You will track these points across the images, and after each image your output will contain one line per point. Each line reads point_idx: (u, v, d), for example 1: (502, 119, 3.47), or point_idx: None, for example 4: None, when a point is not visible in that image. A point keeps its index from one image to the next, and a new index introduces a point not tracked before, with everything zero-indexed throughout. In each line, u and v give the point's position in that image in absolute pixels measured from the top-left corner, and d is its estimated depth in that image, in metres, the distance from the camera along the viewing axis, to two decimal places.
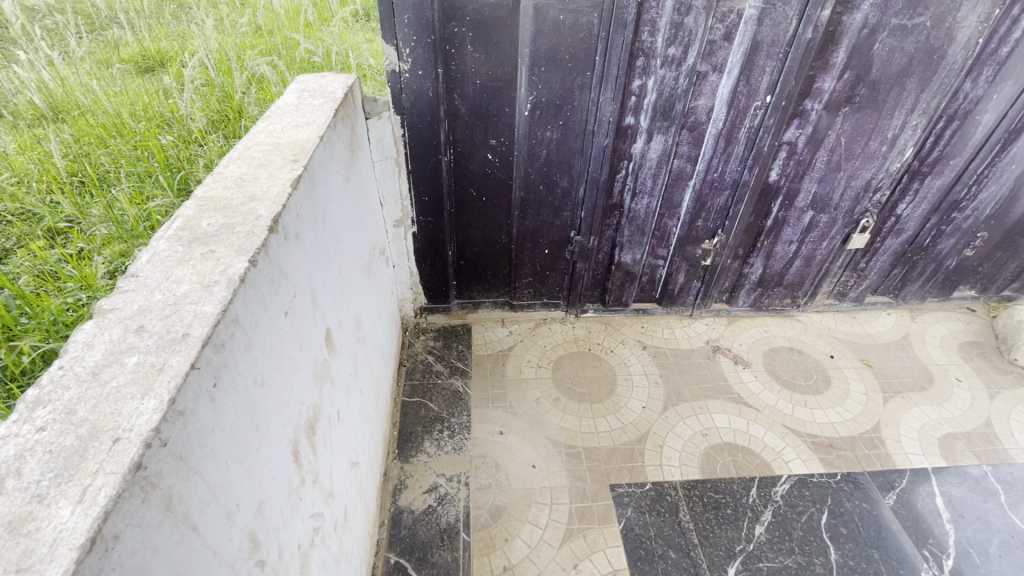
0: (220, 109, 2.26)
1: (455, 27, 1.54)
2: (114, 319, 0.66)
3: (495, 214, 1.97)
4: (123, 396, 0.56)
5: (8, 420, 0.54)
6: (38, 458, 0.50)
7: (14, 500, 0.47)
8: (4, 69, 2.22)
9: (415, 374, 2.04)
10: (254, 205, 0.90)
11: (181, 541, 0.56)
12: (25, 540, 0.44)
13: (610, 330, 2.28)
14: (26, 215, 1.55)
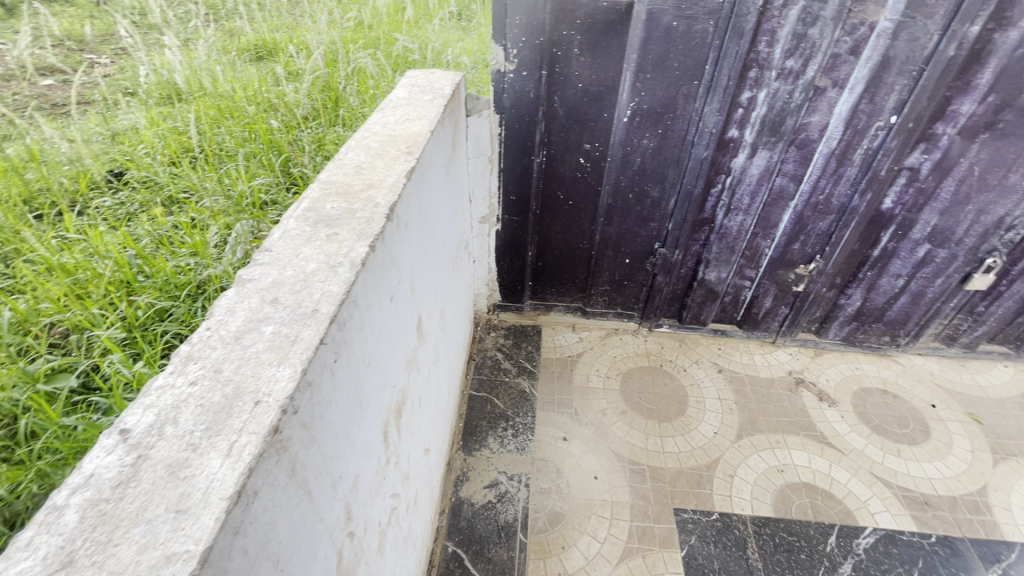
0: (324, 99, 2.41)
1: (564, 30, 1.55)
2: (252, 289, 0.71)
3: (580, 219, 1.95)
4: (262, 362, 0.60)
5: (165, 370, 0.60)
6: (191, 409, 0.55)
7: (173, 446, 0.52)
8: (144, 51, 2.48)
9: (483, 370, 2.07)
10: (373, 192, 0.95)
11: (298, 504, 0.59)
12: (183, 483, 0.48)
13: (685, 348, 2.20)
14: (152, 184, 1.73)
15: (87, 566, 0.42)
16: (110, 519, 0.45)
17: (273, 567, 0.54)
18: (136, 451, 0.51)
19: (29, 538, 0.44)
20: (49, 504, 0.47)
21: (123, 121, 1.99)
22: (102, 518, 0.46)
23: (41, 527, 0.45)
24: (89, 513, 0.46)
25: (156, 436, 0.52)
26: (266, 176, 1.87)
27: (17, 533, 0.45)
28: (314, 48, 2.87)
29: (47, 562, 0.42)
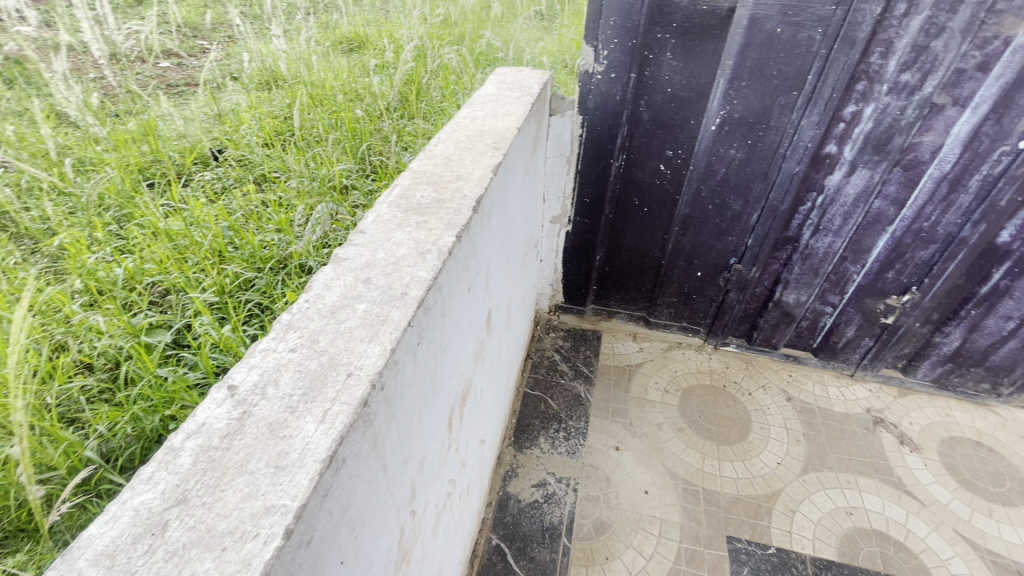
0: (407, 91, 2.50)
1: (659, 33, 1.52)
2: (347, 268, 0.75)
3: (653, 227, 1.91)
4: (355, 337, 0.63)
5: (268, 335, 0.64)
6: (290, 374, 0.59)
7: (274, 406, 0.55)
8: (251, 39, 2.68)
9: (540, 369, 2.07)
10: (461, 185, 0.97)
11: (375, 477, 0.62)
12: (281, 442, 0.52)
13: (752, 371, 2.09)
14: (250, 163, 1.86)
15: (199, 506, 0.46)
16: (218, 466, 0.49)
17: (350, 533, 0.57)
18: (242, 406, 0.55)
19: (151, 472, 0.49)
20: (167, 444, 0.52)
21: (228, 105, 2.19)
22: (211, 464, 0.50)
23: (160, 464, 0.50)
24: (201, 458, 0.50)
25: (259, 395, 0.57)
26: (349, 162, 1.96)
27: (140, 466, 0.50)
28: (404, 41, 2.98)
29: (166, 497, 0.47)
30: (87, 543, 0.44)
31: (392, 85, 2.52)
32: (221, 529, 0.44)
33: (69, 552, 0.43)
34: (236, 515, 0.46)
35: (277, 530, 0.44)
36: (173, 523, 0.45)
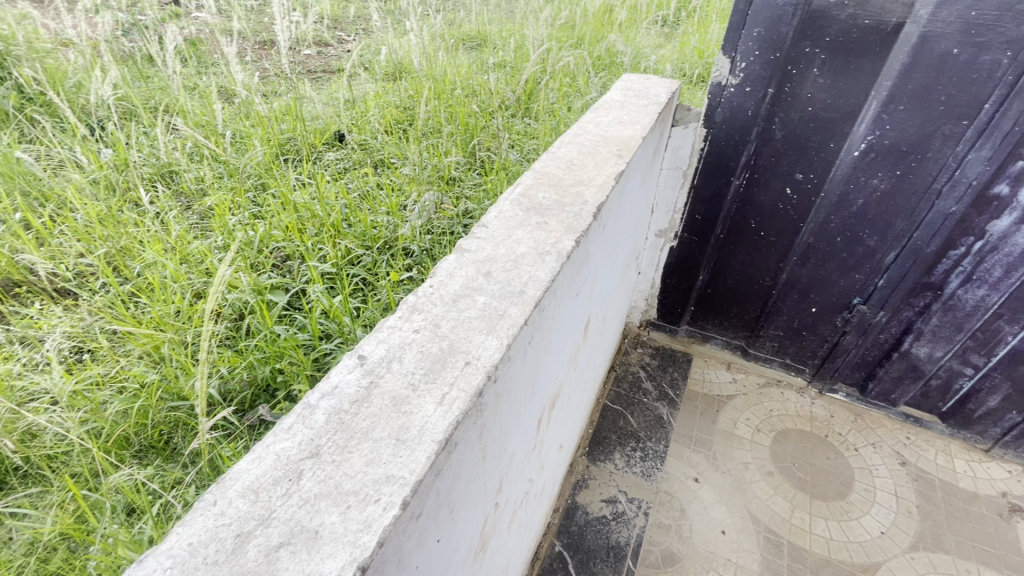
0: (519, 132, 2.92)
1: (807, 47, 1.42)
2: (470, 259, 0.78)
3: (768, 253, 1.78)
4: (474, 328, 0.65)
5: (396, 313, 0.68)
6: (413, 353, 0.62)
7: (398, 380, 0.59)
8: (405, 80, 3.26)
9: (623, 383, 2.02)
10: (582, 189, 0.97)
11: (476, 465, 0.64)
12: (403, 417, 0.55)
13: (861, 425, 1.89)
14: (400, 167, 2.53)
15: (329, 462, 0.50)
16: (348, 428, 0.53)
17: (448, 515, 0.59)
18: (370, 377, 0.59)
19: (290, 424, 0.54)
20: (305, 399, 0.57)
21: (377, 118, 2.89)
22: (341, 425, 0.54)
23: (299, 417, 0.55)
24: (332, 418, 0.55)
25: (385, 368, 0.60)
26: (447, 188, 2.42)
27: (280, 416, 0.55)
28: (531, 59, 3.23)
29: (302, 448, 0.52)
30: (236, 476, 0.50)
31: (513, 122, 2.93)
32: (347, 488, 0.48)
33: (222, 481, 0.49)
34: (360, 477, 0.49)
35: (396, 499, 0.47)
36: (307, 473, 0.49)
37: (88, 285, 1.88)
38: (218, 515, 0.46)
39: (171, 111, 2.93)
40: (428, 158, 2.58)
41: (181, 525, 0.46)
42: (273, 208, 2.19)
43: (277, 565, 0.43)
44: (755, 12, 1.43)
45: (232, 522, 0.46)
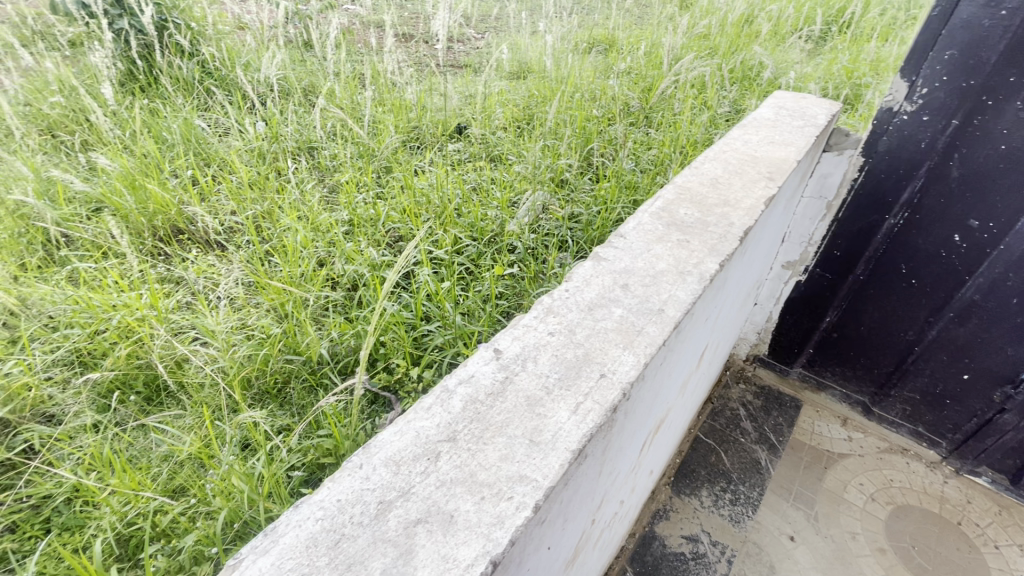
0: (629, 152, 3.23)
1: (1011, 76, 1.48)
2: (609, 270, 0.93)
3: (918, 303, 1.87)
4: (612, 340, 0.79)
5: (533, 313, 0.84)
6: (548, 357, 0.77)
7: (530, 382, 0.73)
8: (536, 94, 3.70)
9: (719, 420, 2.09)
10: (728, 211, 1.08)
11: (590, 479, 0.69)
12: (536, 421, 0.68)
13: (1005, 520, 1.88)
14: (514, 164, 3.06)
15: (465, 450, 0.65)
16: (484, 419, 0.69)
17: (556, 525, 0.63)
18: (504, 374, 0.75)
19: (430, 406, 0.71)
20: (442, 388, 0.73)
21: (498, 117, 3.47)
22: (476, 416, 0.69)
23: (437, 402, 0.71)
24: (468, 408, 0.70)
25: (518, 369, 0.76)
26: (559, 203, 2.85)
27: (423, 398, 0.71)
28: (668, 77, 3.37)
29: (438, 431, 0.67)
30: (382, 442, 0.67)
31: (628, 138, 3.29)
32: (481, 478, 0.62)
33: (372, 448, 0.65)
34: (493, 469, 0.63)
35: (526, 500, 0.59)
36: (444, 455, 0.65)
37: (236, 240, 2.49)
38: (365, 478, 0.63)
39: (324, 95, 3.39)
40: (544, 160, 3.04)
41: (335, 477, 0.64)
42: (394, 191, 2.80)
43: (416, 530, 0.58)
44: (935, 54, 1.56)
45: (378, 487, 0.62)
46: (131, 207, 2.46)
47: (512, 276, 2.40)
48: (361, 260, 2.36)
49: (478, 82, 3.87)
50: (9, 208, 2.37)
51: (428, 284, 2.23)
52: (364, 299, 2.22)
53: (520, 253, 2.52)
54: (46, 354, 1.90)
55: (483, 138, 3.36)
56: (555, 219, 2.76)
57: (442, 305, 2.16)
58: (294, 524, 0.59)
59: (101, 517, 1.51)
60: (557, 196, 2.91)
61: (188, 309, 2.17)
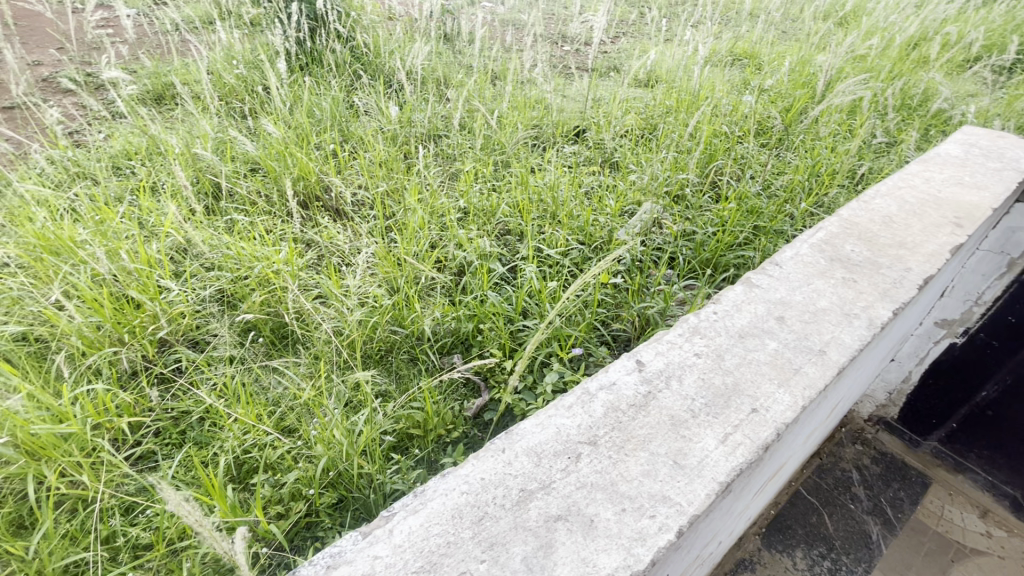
0: (755, 174, 3.05)
1: None
2: (768, 300, 1.43)
3: None
4: (775, 366, 1.23)
5: (680, 329, 1.33)
6: (690, 376, 1.21)
7: (671, 398, 1.16)
8: (663, 105, 3.62)
9: (826, 478, 1.92)
10: (903, 251, 1.59)
11: (716, 505, 1.00)
12: (679, 444, 1.06)
13: None
14: (631, 173, 3.02)
15: (608, 456, 1.04)
16: (624, 431, 1.09)
17: (681, 540, 0.94)
18: (646, 387, 1.18)
19: (570, 404, 1.14)
20: (585, 393, 1.17)
21: (621, 124, 3.44)
22: (614, 424, 1.10)
23: (579, 402, 1.15)
24: (608, 413, 1.13)
25: (655, 389, 1.18)
26: (673, 217, 2.76)
27: (563, 396, 1.15)
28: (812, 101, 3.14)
29: (578, 431, 1.09)
30: (522, 431, 1.10)
31: (758, 162, 3.12)
32: (624, 489, 0.98)
33: (512, 434, 1.09)
34: (633, 484, 0.99)
35: (664, 521, 0.93)
36: (585, 457, 1.04)
37: (364, 214, 2.69)
38: (505, 465, 1.03)
39: (458, 88, 3.58)
40: (663, 171, 2.96)
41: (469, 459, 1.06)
42: (511, 185, 2.88)
43: (551, 520, 0.94)
44: None
45: (519, 477, 1.01)
46: (281, 170, 2.76)
47: (615, 286, 2.37)
48: (472, 247, 2.45)
49: (604, 87, 3.87)
50: (190, 159, 2.75)
51: (532, 281, 2.26)
52: (469, 285, 2.31)
53: (627, 264, 2.47)
54: (199, 289, 2.17)
55: (601, 143, 3.36)
56: (667, 233, 2.67)
57: (542, 303, 2.18)
58: (439, 493, 0.99)
59: (224, 439, 1.70)
60: (671, 211, 2.82)
61: (315, 269, 2.39)
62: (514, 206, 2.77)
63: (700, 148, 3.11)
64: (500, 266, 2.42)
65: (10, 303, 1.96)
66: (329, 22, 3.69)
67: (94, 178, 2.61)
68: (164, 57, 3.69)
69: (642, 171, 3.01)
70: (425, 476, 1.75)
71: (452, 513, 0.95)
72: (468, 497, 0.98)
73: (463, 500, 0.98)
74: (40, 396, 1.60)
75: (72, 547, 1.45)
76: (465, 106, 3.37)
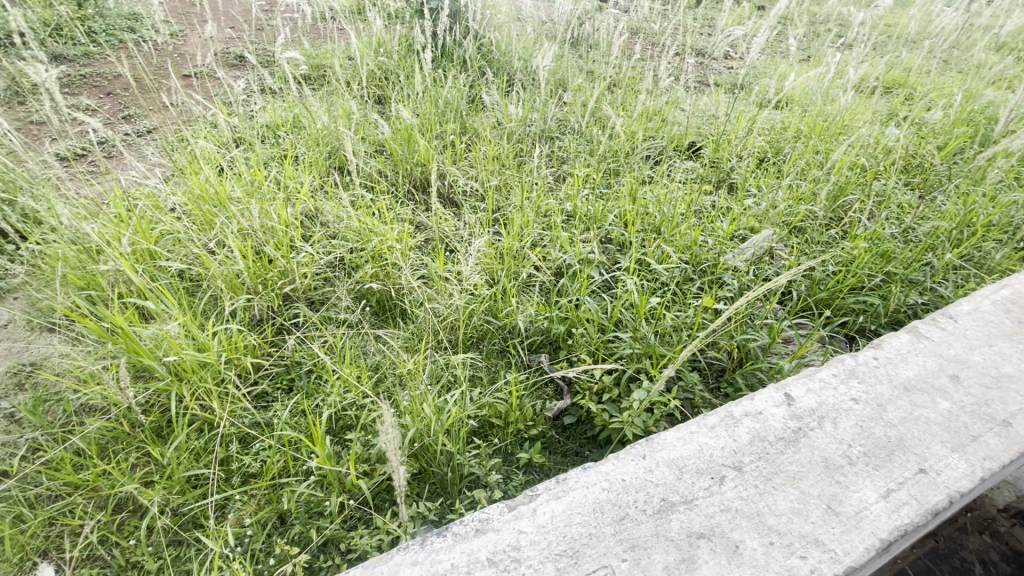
0: (894, 215, 2.77)
1: None
2: (952, 355, 1.68)
3: None
4: (950, 429, 1.46)
5: (842, 370, 1.62)
6: (847, 422, 1.47)
7: (824, 440, 1.42)
8: (793, 131, 3.40)
9: (940, 563, 1.73)
10: None
11: (872, 557, 1.21)
12: (837, 490, 1.30)
13: None
14: (748, 197, 2.87)
15: (754, 485, 1.30)
16: (773, 464, 1.35)
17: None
18: (798, 427, 1.45)
19: (714, 424, 1.45)
20: (730, 418, 1.47)
21: (742, 144, 3.28)
22: (761, 455, 1.37)
23: (723, 425, 1.45)
24: (754, 441, 1.41)
25: (803, 431, 1.44)
26: (792, 249, 2.59)
27: (707, 416, 1.47)
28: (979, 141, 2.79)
29: (722, 454, 1.37)
30: (663, 443, 1.40)
31: (899, 202, 2.84)
32: (770, 522, 1.23)
33: (653, 444, 1.40)
34: (781, 520, 1.23)
35: (811, 562, 1.16)
36: (727, 481, 1.31)
37: (475, 205, 2.81)
38: (646, 471, 1.34)
39: (575, 93, 3.60)
40: (786, 200, 2.78)
41: (610, 463, 1.36)
42: (620, 195, 2.85)
43: (691, 535, 1.20)
44: None
45: (660, 487, 1.30)
46: (404, 156, 2.94)
47: (717, 311, 2.25)
48: (573, 250, 2.47)
49: (728, 104, 3.70)
50: (328, 136, 3.02)
51: (631, 294, 2.22)
52: (566, 288, 2.32)
53: (734, 289, 2.32)
54: (323, 254, 2.38)
55: (718, 162, 3.22)
56: (781, 265, 2.49)
57: (639, 318, 2.12)
58: (582, 483, 1.32)
59: (328, 394, 1.85)
60: (789, 243, 2.62)
61: (423, 251, 2.52)
62: (620, 216, 2.75)
63: (832, 179, 2.87)
64: (599, 274, 2.40)
65: (174, 243, 2.27)
66: (464, 20, 3.87)
67: (247, 143, 2.95)
68: (315, 42, 4.08)
69: (761, 196, 2.85)
70: (500, 466, 1.78)
71: (592, 508, 1.25)
72: (606, 497, 1.28)
73: (601, 499, 1.27)
74: (189, 327, 1.85)
75: (197, 462, 1.66)
76: (583, 112, 3.41)
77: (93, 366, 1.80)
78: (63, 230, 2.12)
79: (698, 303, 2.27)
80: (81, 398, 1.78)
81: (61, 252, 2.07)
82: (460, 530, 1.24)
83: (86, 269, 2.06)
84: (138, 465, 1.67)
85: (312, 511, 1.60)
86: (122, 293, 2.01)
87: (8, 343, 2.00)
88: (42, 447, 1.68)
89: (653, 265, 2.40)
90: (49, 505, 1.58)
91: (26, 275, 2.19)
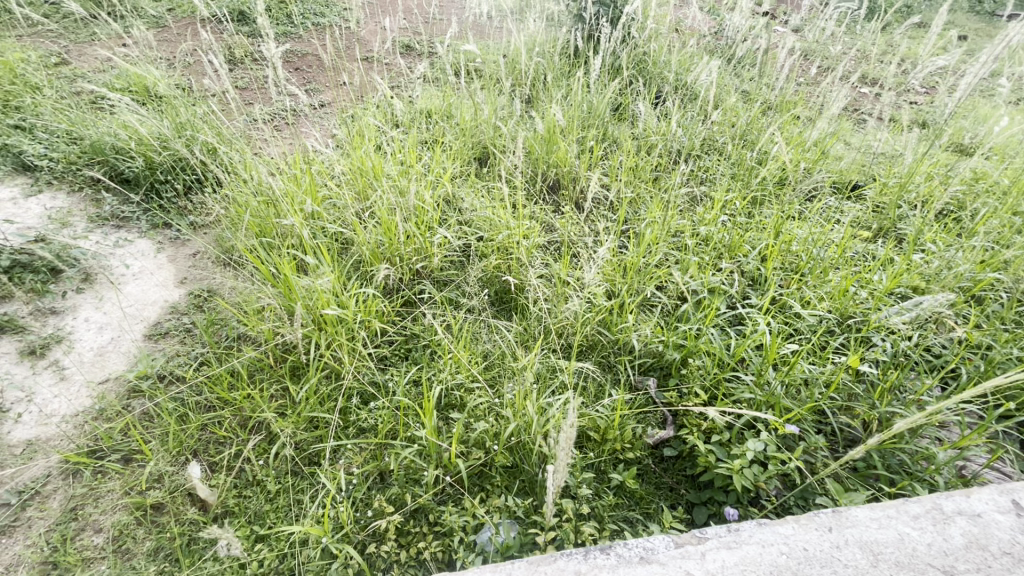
0: None
1: None
2: None
3: None
4: None
5: None
6: None
7: None
8: (989, 185, 2.90)
9: None
10: None
11: None
12: None
13: None
14: (918, 252, 2.51)
15: None
16: None
17: None
18: None
19: (920, 516, 1.32)
20: (943, 513, 1.33)
21: (918, 190, 2.88)
22: (980, 565, 1.22)
23: (932, 520, 1.31)
24: (970, 547, 1.25)
25: None
26: (966, 319, 2.21)
27: (913, 504, 1.35)
28: None
29: (930, 551, 1.24)
30: (854, 522, 1.31)
31: None
32: None
33: (842, 520, 1.32)
34: None
35: None
36: None
37: (605, 214, 2.78)
38: (834, 548, 1.25)
39: (728, 113, 3.41)
40: (967, 262, 2.39)
41: (790, 527, 1.30)
42: (762, 226, 2.66)
43: None
44: None
45: (851, 569, 1.20)
46: (544, 155, 3.00)
47: (861, 374, 2.00)
48: (702, 277, 2.34)
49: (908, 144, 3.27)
50: (476, 127, 3.17)
51: (761, 334, 2.05)
52: (689, 314, 2.21)
53: (887, 353, 2.02)
54: (455, 237, 2.50)
55: (884, 207, 2.86)
56: (950, 336, 2.14)
57: (766, 362, 1.93)
58: (760, 541, 1.27)
59: (440, 371, 1.94)
60: (964, 313, 2.25)
61: (548, 251, 2.55)
62: (759, 250, 2.55)
63: None
64: (727, 306, 2.25)
65: (334, 207, 2.54)
66: (623, 28, 3.84)
67: (403, 125, 3.19)
68: (476, 38, 4.31)
69: (933, 254, 2.48)
70: (592, 481, 1.75)
71: (768, 571, 1.19)
72: (785, 563, 1.21)
73: (779, 563, 1.21)
74: (337, 285, 2.05)
75: (321, 406, 1.84)
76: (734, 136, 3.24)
77: (255, 302, 2.06)
78: (250, 182, 2.46)
79: (839, 360, 2.02)
80: (241, 328, 2.07)
81: (249, 200, 2.40)
82: (625, 553, 1.27)
83: (263, 218, 2.37)
84: (276, 397, 1.89)
85: (410, 477, 1.69)
86: (289, 244, 2.29)
87: (195, 270, 2.38)
88: (208, 362, 1.98)
89: (792, 308, 2.20)
90: (204, 412, 1.85)
91: (217, 216, 2.58)
